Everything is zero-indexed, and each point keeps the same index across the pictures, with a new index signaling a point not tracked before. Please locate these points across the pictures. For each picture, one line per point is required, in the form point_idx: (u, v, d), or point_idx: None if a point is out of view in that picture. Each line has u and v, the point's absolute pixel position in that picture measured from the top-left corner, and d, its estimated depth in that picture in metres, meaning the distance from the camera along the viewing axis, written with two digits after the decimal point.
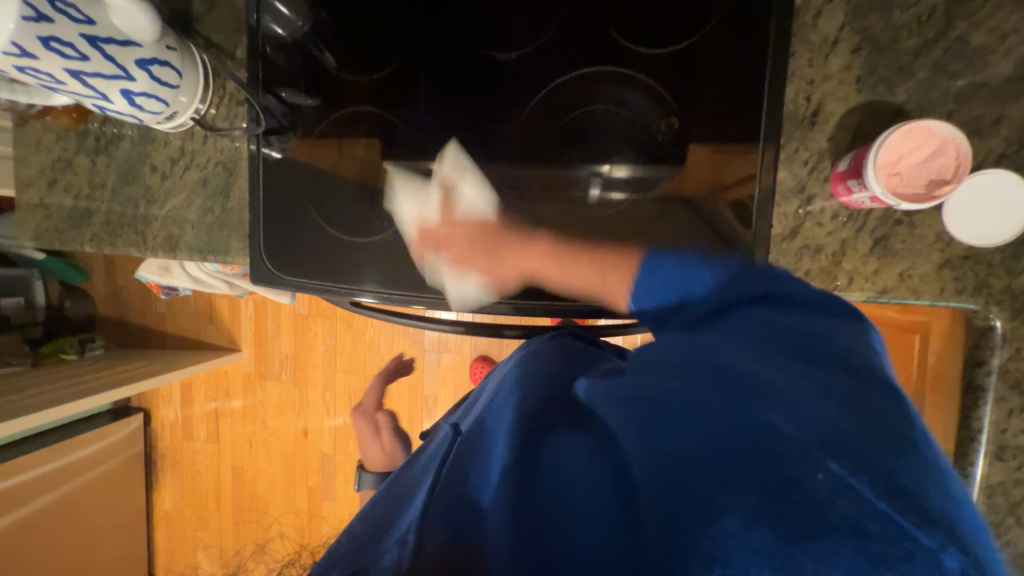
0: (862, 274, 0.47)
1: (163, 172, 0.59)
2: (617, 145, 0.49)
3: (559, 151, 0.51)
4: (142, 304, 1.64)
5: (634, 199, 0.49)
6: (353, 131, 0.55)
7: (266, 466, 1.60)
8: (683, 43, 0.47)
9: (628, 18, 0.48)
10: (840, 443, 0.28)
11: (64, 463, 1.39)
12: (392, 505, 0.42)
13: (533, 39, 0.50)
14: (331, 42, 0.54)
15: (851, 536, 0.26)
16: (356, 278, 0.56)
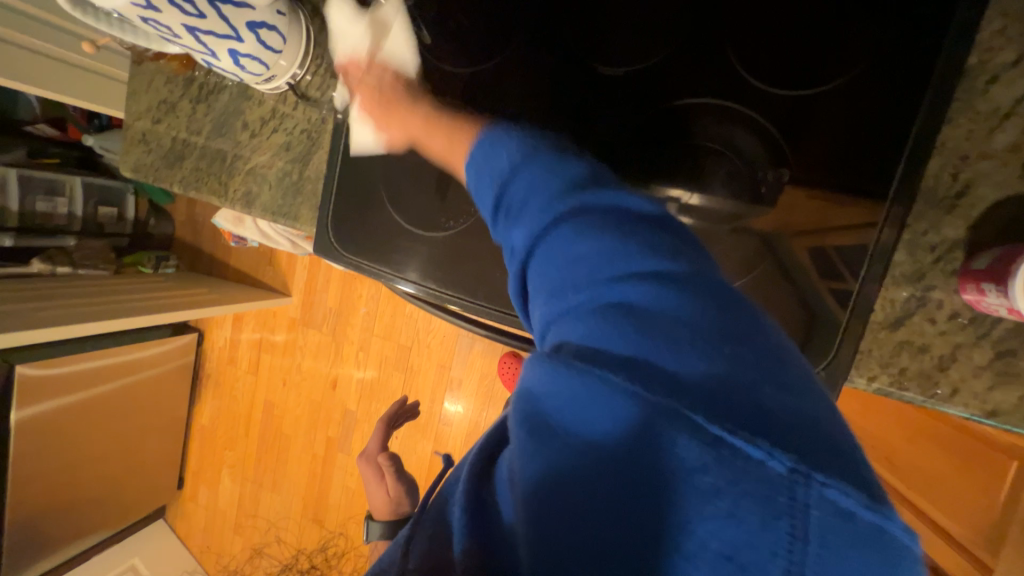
0: (970, 388, 0.40)
1: (253, 130, 0.61)
2: (707, 174, 0.44)
3: (643, 170, 0.46)
4: (213, 233, 1.75)
5: (706, 228, 0.44)
6: (437, 116, 0.54)
7: (295, 406, 1.70)
8: (817, 87, 0.41)
9: (758, 47, 0.42)
10: (645, 382, 0.24)
11: (123, 359, 1.54)
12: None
13: (640, 47, 0.46)
14: (432, 24, 0.53)
15: (711, 505, 0.21)
16: (404, 264, 0.56)
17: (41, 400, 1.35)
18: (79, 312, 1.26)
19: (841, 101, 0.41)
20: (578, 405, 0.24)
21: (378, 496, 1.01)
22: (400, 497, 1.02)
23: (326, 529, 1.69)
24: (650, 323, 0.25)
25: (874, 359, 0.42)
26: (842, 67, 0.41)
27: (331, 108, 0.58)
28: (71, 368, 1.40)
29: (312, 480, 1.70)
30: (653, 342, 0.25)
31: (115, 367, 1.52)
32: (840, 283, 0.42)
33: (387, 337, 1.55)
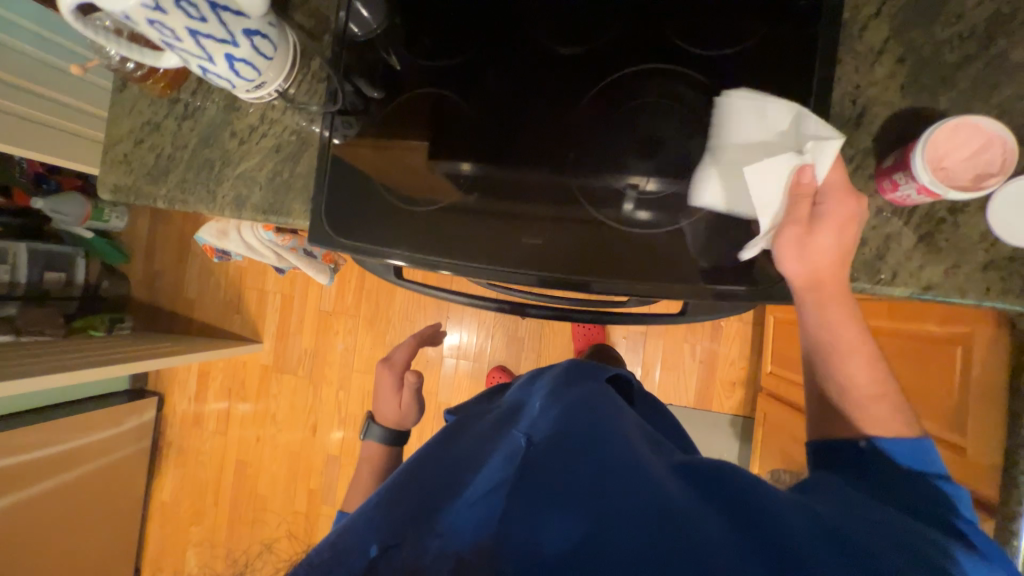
0: (906, 269, 0.48)
1: (242, 138, 0.64)
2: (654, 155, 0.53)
3: (605, 158, 0.54)
4: (172, 289, 1.68)
5: (659, 217, 0.53)
6: (419, 123, 0.60)
7: (271, 462, 1.58)
8: (737, 47, 0.52)
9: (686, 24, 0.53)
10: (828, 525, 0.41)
11: (76, 445, 1.41)
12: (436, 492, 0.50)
13: (597, 32, 0.55)
14: (400, 49, 0.61)
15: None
16: (386, 242, 0.59)
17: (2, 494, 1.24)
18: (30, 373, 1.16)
19: (755, 58, 0.51)
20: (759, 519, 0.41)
21: (390, 406, 1.03)
22: (408, 410, 1.05)
23: None
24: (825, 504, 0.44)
25: (827, 259, 0.49)
26: (750, 32, 0.51)
27: (318, 114, 0.63)
28: (19, 457, 1.27)
29: (294, 544, 1.55)
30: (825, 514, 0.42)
31: (67, 454, 1.38)
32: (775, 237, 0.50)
33: (368, 370, 1.52)
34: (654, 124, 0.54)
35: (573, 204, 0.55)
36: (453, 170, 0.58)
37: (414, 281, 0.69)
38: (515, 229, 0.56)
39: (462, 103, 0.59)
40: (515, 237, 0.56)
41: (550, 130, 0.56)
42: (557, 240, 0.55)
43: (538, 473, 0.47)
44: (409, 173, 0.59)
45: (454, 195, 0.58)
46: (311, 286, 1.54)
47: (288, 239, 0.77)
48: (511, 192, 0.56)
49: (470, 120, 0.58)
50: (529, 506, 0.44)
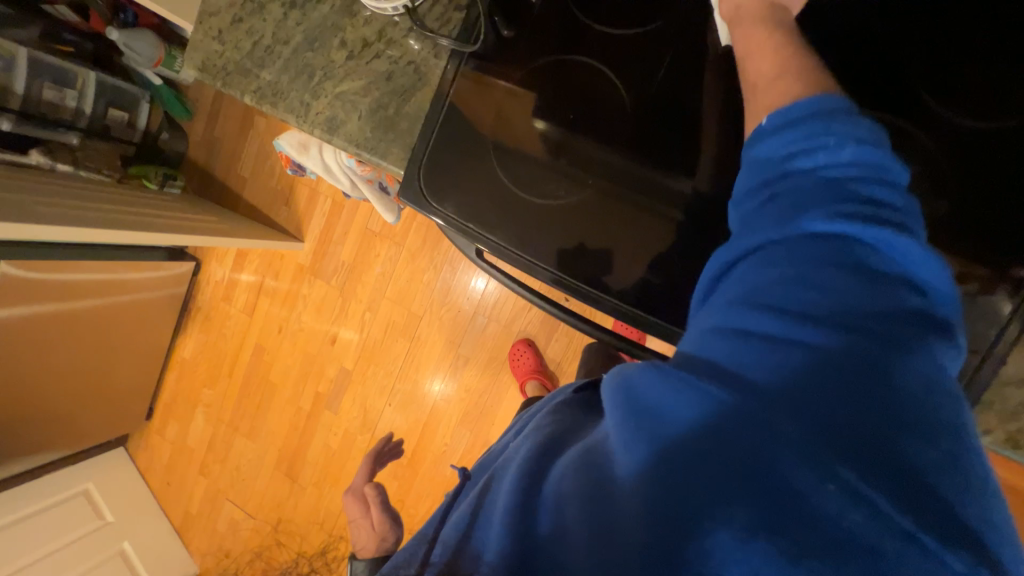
0: None
1: (351, 51, 0.55)
2: None
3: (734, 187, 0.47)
4: (229, 161, 1.64)
5: None
6: (556, 89, 0.51)
7: (287, 355, 1.63)
8: (981, 124, 0.44)
9: (934, 80, 0.44)
10: (826, 426, 0.27)
11: (109, 278, 1.39)
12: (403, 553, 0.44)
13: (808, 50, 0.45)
14: None
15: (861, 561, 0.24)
16: (451, 197, 0.53)
17: (45, 303, 1.26)
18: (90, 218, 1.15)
19: (1000, 138, 0.44)
20: (725, 466, 0.27)
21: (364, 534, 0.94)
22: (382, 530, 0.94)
23: (297, 485, 1.63)
24: (832, 348, 0.28)
25: None
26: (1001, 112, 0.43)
27: (446, 46, 0.53)
28: (78, 275, 1.30)
29: (291, 435, 1.64)
30: (851, 414, 0.27)
31: (116, 282, 1.41)
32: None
33: (399, 302, 1.50)
34: None
35: (670, 231, 0.49)
36: (526, 142, 0.51)
37: (492, 265, 0.61)
38: (592, 233, 0.51)
39: (606, 81, 0.49)
40: (594, 236, 0.51)
41: (686, 143, 0.48)
42: (629, 262, 0.50)
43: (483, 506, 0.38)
44: (496, 135, 0.52)
45: (520, 178, 0.52)
46: (364, 200, 1.49)
47: (368, 171, 0.70)
48: (616, 195, 0.50)
49: (617, 104, 0.49)
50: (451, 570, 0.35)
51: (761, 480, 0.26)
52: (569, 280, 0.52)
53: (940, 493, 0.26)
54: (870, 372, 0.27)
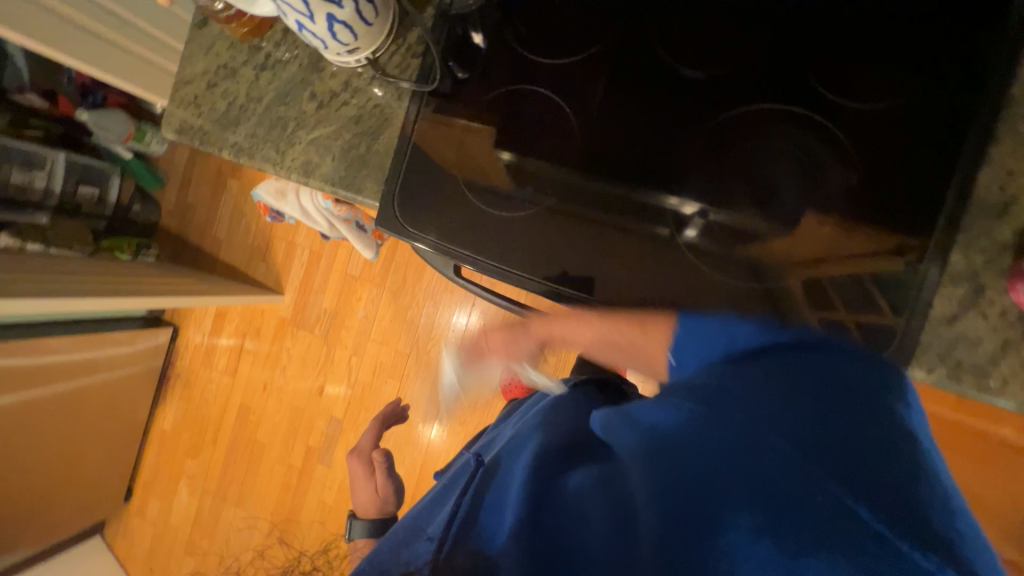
0: (1019, 379, 0.44)
1: (321, 101, 0.60)
2: (737, 197, 0.50)
3: (679, 181, 0.51)
4: (203, 226, 1.66)
5: (717, 256, 0.50)
6: (505, 116, 0.56)
7: (273, 413, 1.59)
8: (880, 104, 0.48)
9: (828, 69, 0.49)
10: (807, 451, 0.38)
11: (72, 358, 1.34)
12: (397, 538, 0.51)
13: (713, 66, 0.51)
14: (491, 31, 0.56)
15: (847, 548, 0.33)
16: (428, 224, 0.57)
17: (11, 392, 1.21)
18: (63, 290, 1.14)
19: (897, 117, 0.47)
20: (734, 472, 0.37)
21: (365, 492, 1.03)
22: (385, 494, 1.04)
23: (293, 552, 1.54)
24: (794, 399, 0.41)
25: (933, 353, 0.46)
26: (893, 88, 0.47)
27: (406, 88, 0.59)
28: (45, 358, 1.27)
29: (283, 497, 1.57)
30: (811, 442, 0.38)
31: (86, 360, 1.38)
32: (825, 308, 0.47)
33: (385, 342, 1.51)
34: (769, 170, 0.49)
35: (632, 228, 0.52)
36: (492, 169, 0.56)
37: (473, 282, 0.65)
38: (566, 248, 0.54)
39: (554, 107, 0.55)
40: (565, 241, 0.54)
41: (633, 152, 0.53)
42: (606, 267, 0.53)
43: (498, 500, 0.49)
44: (459, 162, 0.57)
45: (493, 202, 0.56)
46: (342, 246, 1.52)
47: (345, 211, 0.74)
48: (578, 203, 0.54)
49: (568, 127, 0.54)
50: (467, 546, 0.45)
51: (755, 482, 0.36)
52: (544, 284, 0.54)
53: (895, 500, 0.36)
54: (813, 421, 0.40)
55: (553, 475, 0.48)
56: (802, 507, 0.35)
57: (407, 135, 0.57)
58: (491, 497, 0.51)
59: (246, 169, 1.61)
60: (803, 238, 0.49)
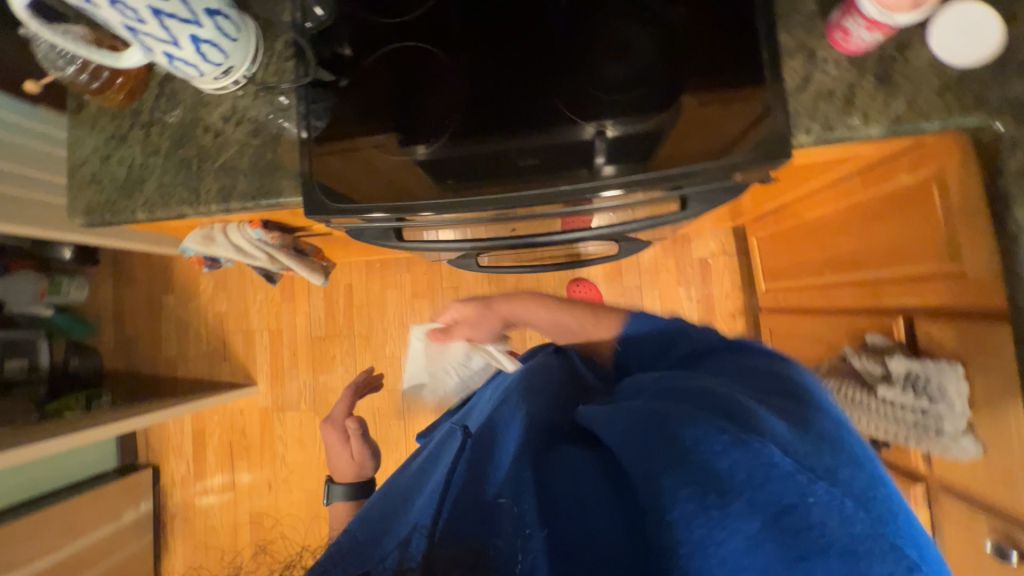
0: (874, 108, 0.52)
1: (216, 130, 0.63)
2: (617, 79, 0.56)
3: (565, 80, 0.58)
4: (154, 352, 1.59)
5: (628, 138, 0.55)
6: (388, 79, 0.61)
7: (289, 508, 1.48)
8: None
9: None
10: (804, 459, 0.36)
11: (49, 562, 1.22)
12: (389, 513, 0.46)
13: None
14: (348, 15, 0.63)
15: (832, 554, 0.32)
16: (360, 197, 0.60)
17: None
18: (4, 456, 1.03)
19: None
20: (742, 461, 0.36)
21: (342, 458, 0.96)
22: (363, 459, 0.96)
23: None
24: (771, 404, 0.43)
25: (806, 115, 0.53)
26: None
27: (289, 90, 0.63)
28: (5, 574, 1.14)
29: None
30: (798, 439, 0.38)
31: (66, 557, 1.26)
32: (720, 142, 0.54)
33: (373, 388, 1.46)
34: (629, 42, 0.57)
35: (547, 136, 0.57)
36: (410, 159, 0.60)
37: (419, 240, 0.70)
38: (503, 170, 0.57)
39: (442, 90, 0.60)
40: (494, 170, 0.58)
41: (523, 108, 0.58)
42: (537, 173, 0.57)
43: (478, 475, 0.47)
44: (374, 168, 0.60)
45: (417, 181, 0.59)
46: (300, 313, 1.50)
47: (277, 238, 0.75)
48: (496, 137, 0.58)
49: (449, 66, 0.60)
50: (452, 518, 0.42)
51: (749, 473, 0.35)
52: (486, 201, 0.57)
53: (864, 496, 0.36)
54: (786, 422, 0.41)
55: (545, 466, 0.45)
56: (754, 484, 0.35)
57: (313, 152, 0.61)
58: (478, 472, 0.47)
59: (179, 281, 1.58)
60: (687, 121, 0.55)
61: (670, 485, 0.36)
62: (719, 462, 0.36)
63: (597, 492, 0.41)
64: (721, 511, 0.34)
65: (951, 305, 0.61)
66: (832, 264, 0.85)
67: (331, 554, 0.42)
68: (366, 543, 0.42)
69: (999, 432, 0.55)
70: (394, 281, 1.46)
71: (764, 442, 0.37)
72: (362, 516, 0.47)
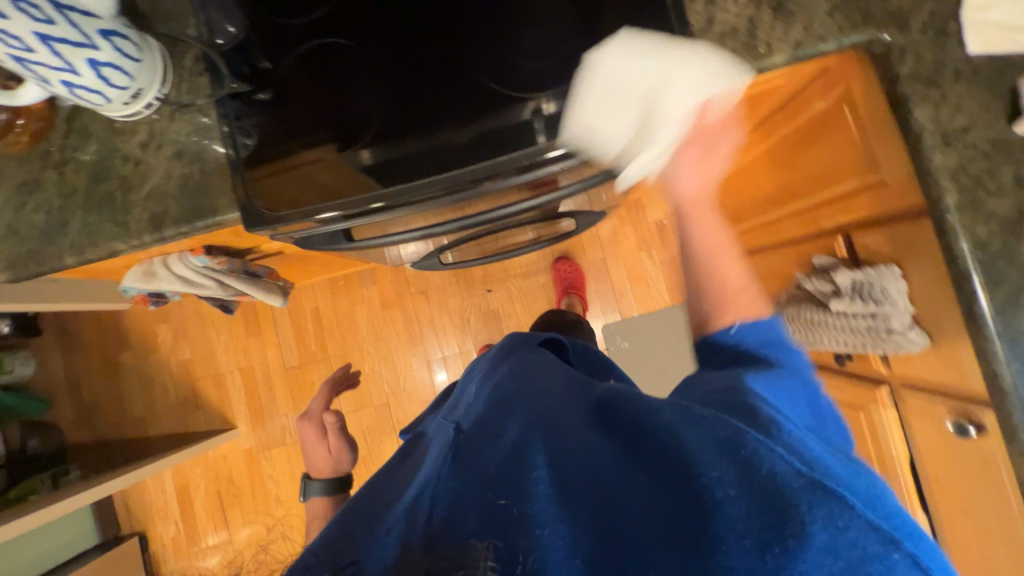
0: (776, 37, 0.54)
1: (137, 158, 0.61)
2: (539, 46, 0.58)
3: (488, 54, 0.59)
4: (120, 415, 1.51)
5: (567, 105, 0.55)
6: (315, 78, 0.61)
7: (292, 547, 1.42)
8: None
9: None
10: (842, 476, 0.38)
11: None
12: (378, 509, 0.43)
13: None
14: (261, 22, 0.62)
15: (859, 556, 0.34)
16: (305, 204, 0.57)
17: None
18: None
19: None
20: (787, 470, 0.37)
21: (318, 455, 0.92)
22: (341, 454, 0.92)
23: None
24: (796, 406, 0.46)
25: None
26: None
27: (208, 106, 0.61)
28: None
29: None
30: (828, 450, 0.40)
31: None
32: None
33: (359, 407, 1.42)
34: (542, 10, 0.59)
35: (485, 113, 0.57)
36: (354, 164, 0.58)
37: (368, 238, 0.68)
38: (451, 157, 0.56)
39: (374, 91, 0.59)
40: (438, 160, 0.56)
41: (454, 96, 0.58)
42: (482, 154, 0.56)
43: (481, 465, 0.42)
44: (317, 180, 0.58)
45: (357, 183, 0.57)
46: (270, 346, 1.45)
47: (224, 262, 0.72)
48: (440, 128, 0.57)
49: (373, 58, 0.60)
50: (456, 514, 0.38)
51: (794, 480, 0.36)
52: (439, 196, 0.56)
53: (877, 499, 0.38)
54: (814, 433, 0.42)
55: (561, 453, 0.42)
56: (830, 527, 0.34)
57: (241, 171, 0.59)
58: (481, 464, 0.43)
59: (133, 337, 1.50)
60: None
61: (733, 512, 0.36)
62: (791, 489, 0.36)
63: (631, 489, 0.39)
64: (766, 520, 0.35)
65: (881, 213, 0.65)
66: (772, 200, 0.89)
67: (337, 549, 0.38)
68: (358, 544, 0.38)
69: (937, 319, 0.59)
70: (361, 296, 1.43)
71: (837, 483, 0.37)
72: (342, 523, 0.43)
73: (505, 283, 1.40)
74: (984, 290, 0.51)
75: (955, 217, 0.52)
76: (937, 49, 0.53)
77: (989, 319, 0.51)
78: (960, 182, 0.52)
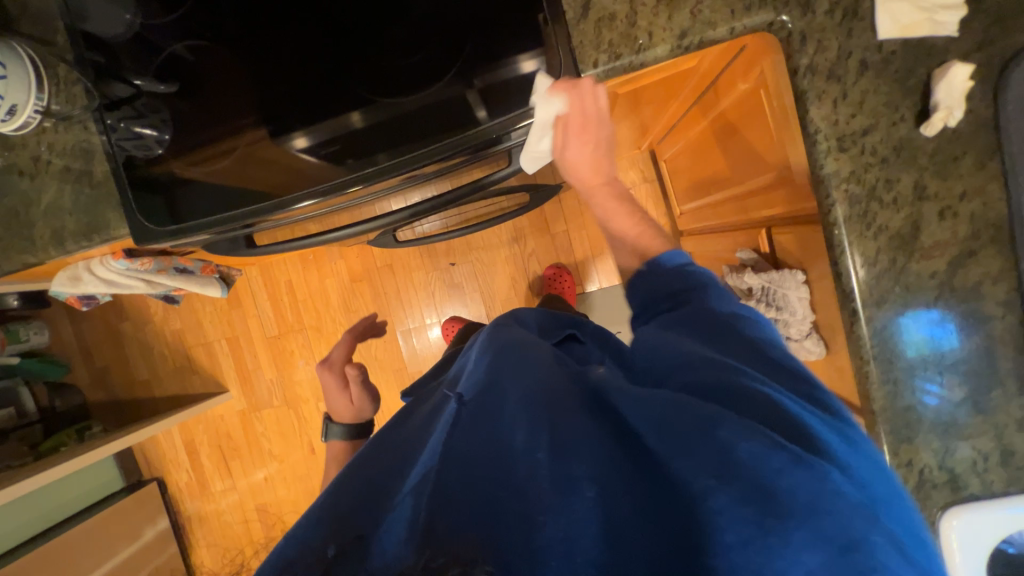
0: (658, 26, 0.49)
1: (32, 173, 0.62)
2: (427, 25, 0.51)
3: (364, 41, 0.53)
4: (128, 377, 1.66)
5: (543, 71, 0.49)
6: (196, 77, 0.57)
7: (287, 494, 1.59)
8: None
9: None
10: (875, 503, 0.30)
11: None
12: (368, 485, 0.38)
13: None
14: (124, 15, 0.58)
15: None
16: (254, 199, 0.56)
17: None
18: None
19: None
20: (818, 489, 0.28)
21: (338, 403, 0.87)
22: (363, 403, 0.88)
23: None
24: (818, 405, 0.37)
25: (590, 47, 0.50)
26: None
27: (87, 116, 0.61)
28: None
29: None
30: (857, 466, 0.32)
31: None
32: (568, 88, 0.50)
33: None
34: None
35: (425, 86, 0.51)
36: (344, 128, 0.53)
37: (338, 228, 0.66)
38: (415, 131, 0.51)
39: (266, 83, 0.55)
40: (388, 144, 0.52)
41: (388, 72, 0.52)
42: (429, 131, 0.51)
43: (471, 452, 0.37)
44: (257, 165, 0.55)
45: (323, 169, 0.54)
46: (250, 318, 1.53)
47: (147, 262, 0.74)
48: (385, 103, 0.52)
49: (246, 54, 0.56)
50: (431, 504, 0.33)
51: (831, 495, 0.28)
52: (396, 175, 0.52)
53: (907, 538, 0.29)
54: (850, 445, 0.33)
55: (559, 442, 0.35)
56: (818, 526, 0.27)
57: (151, 175, 0.58)
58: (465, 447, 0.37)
59: (128, 308, 1.61)
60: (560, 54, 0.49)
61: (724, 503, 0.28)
62: (796, 487, 0.28)
63: (629, 487, 0.32)
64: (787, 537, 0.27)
65: (795, 212, 0.60)
66: (715, 181, 0.82)
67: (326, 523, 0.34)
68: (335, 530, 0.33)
69: (830, 331, 0.57)
70: (330, 270, 1.47)
71: (834, 467, 0.30)
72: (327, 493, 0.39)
73: (468, 256, 1.40)
74: (862, 311, 0.48)
75: (847, 230, 0.48)
76: (841, 34, 0.46)
77: (864, 340, 0.49)
78: (851, 192, 0.47)
